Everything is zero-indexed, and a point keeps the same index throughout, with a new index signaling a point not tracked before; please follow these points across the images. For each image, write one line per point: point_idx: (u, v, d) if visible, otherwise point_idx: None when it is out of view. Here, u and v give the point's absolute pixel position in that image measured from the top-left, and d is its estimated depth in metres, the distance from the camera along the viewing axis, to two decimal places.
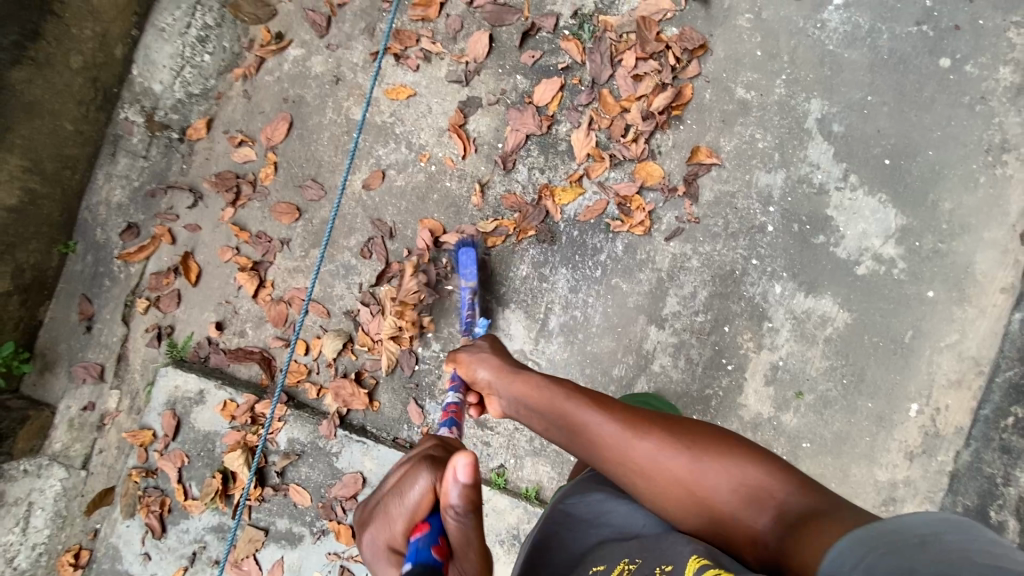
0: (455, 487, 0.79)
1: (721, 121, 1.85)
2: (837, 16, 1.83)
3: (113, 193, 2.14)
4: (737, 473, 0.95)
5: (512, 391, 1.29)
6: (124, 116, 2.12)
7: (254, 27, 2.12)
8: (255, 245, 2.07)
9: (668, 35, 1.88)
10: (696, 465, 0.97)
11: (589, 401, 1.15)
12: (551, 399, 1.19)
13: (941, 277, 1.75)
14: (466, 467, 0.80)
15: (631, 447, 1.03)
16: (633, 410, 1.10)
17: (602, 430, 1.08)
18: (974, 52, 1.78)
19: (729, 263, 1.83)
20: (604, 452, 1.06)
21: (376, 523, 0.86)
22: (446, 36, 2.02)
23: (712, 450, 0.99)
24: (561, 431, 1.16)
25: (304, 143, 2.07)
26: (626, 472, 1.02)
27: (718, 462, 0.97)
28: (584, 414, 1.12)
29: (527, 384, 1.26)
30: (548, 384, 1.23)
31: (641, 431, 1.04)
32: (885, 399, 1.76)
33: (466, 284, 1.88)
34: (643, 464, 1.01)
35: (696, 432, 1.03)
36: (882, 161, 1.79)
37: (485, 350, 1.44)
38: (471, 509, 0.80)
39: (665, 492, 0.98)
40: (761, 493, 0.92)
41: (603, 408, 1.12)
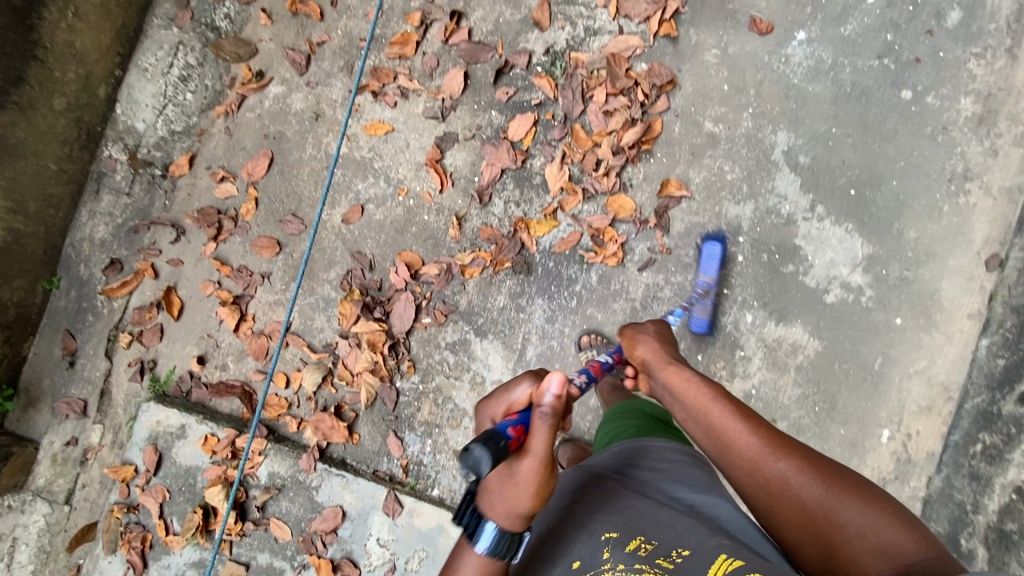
0: (545, 392, 0.94)
1: (691, 154, 1.90)
2: (801, 50, 1.88)
3: (97, 229, 2.17)
4: (873, 523, 0.95)
5: (661, 374, 1.29)
6: (108, 154, 2.16)
7: (236, 65, 2.16)
8: (237, 279, 2.10)
9: (637, 71, 1.94)
10: (833, 501, 0.99)
11: (734, 405, 1.15)
12: (695, 393, 1.19)
13: (908, 304, 1.79)
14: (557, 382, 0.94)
15: (766, 464, 1.06)
16: (777, 430, 1.11)
17: (740, 438, 1.10)
18: (935, 83, 1.83)
19: (701, 292, 1.86)
20: (738, 458, 1.09)
21: (487, 404, 1.14)
22: (423, 73, 2.06)
23: (853, 493, 0.99)
24: (697, 425, 1.17)
25: (284, 179, 2.11)
26: (755, 484, 1.06)
27: (853, 504, 0.98)
28: (722, 416, 1.13)
29: (678, 373, 1.25)
30: (699, 380, 1.21)
31: (782, 454, 1.06)
32: (857, 425, 1.78)
33: (706, 278, 1.83)
34: (773, 480, 1.04)
35: (838, 471, 1.03)
36: (848, 191, 1.83)
37: (651, 333, 1.42)
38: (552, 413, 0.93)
39: (785, 512, 1.03)
40: (893, 552, 0.92)
41: (746, 417, 1.12)
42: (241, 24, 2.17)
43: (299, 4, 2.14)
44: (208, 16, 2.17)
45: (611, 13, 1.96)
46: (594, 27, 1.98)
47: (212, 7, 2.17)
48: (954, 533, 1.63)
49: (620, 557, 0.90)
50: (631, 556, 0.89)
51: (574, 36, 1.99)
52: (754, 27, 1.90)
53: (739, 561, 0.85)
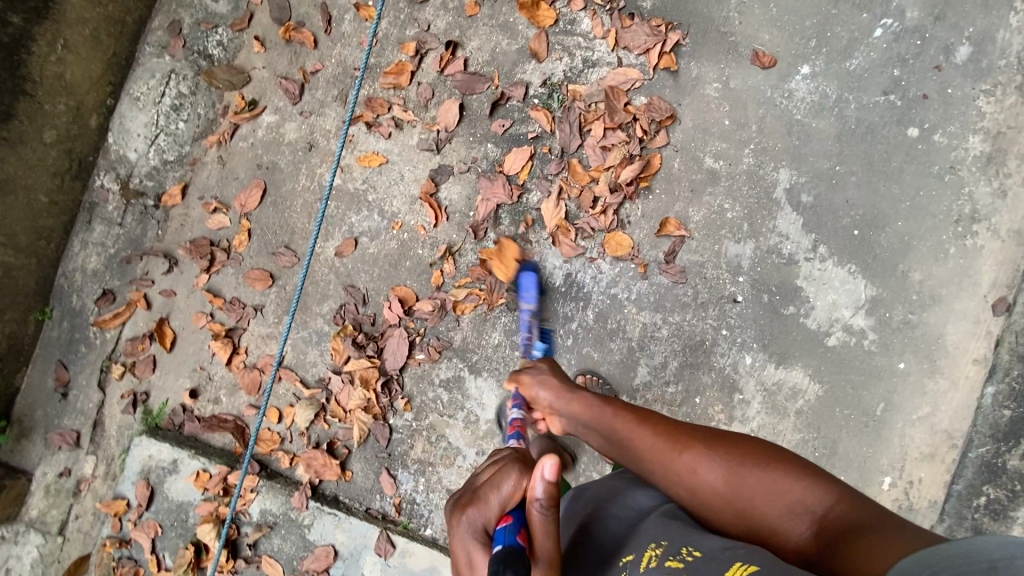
0: (539, 483, 0.86)
1: (690, 191, 1.86)
2: (804, 85, 1.84)
3: (89, 260, 2.15)
4: (778, 486, 0.97)
5: (565, 407, 1.31)
6: (101, 184, 2.14)
7: (228, 93, 2.13)
8: (229, 311, 2.08)
9: (636, 104, 1.90)
10: (741, 478, 1.00)
11: (631, 411, 1.18)
12: (598, 412, 1.23)
13: (912, 348, 1.74)
14: (552, 467, 0.86)
15: (673, 459, 1.06)
16: (676, 424, 1.12)
17: (644, 444, 1.11)
18: (943, 120, 1.77)
19: (699, 333, 1.82)
20: (649, 466, 1.09)
21: (470, 506, 0.95)
22: (418, 104, 2.03)
23: (755, 461, 1.01)
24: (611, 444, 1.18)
25: (277, 211, 2.08)
26: (672, 481, 1.05)
27: (759, 472, 0.99)
28: (625, 426, 1.15)
29: (577, 400, 1.29)
30: (597, 398, 1.26)
31: (683, 444, 1.07)
32: (857, 472, 1.75)
33: (526, 307, 1.87)
34: (685, 475, 1.04)
35: (738, 444, 1.05)
36: (851, 231, 1.78)
37: (546, 369, 1.42)
38: (552, 504, 0.87)
39: (706, 501, 1.01)
40: (803, 505, 0.94)
41: (644, 420, 1.15)
42: (234, 51, 2.13)
43: (293, 32, 2.10)
44: (201, 44, 2.14)
45: (609, 45, 1.92)
46: (592, 58, 1.94)
47: (205, 34, 2.14)
48: None
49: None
50: (649, 572, 0.86)
51: (572, 68, 1.95)
52: (757, 61, 1.85)
53: (752, 564, 0.77)
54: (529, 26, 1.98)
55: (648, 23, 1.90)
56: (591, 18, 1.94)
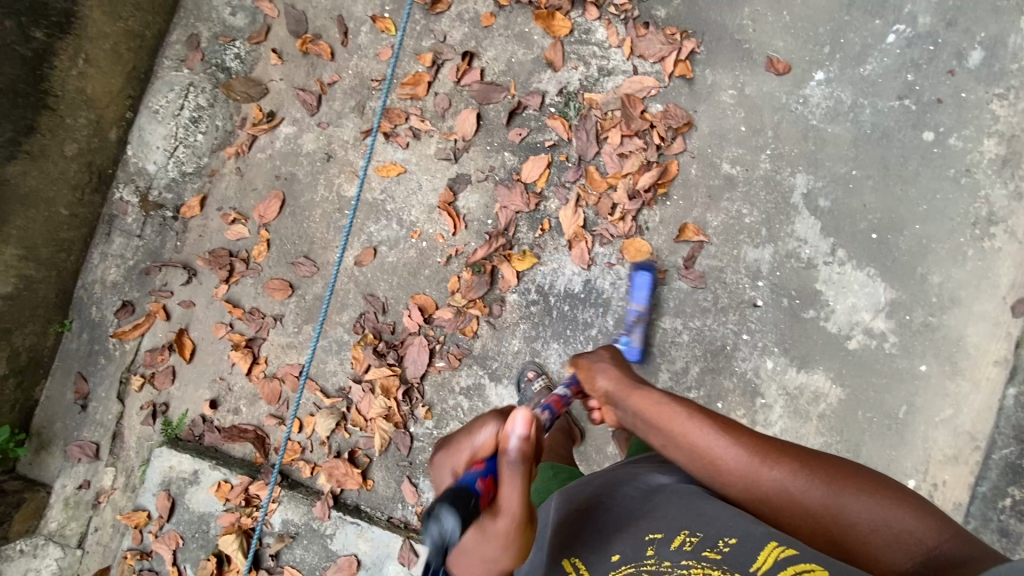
0: (511, 436, 0.90)
1: (708, 197, 1.87)
2: (819, 91, 1.86)
3: (109, 271, 2.16)
4: (881, 513, 0.91)
5: (631, 402, 1.24)
6: (120, 196, 2.16)
7: (246, 105, 2.15)
8: (248, 322, 2.08)
9: (652, 112, 1.92)
10: (836, 500, 0.94)
11: (709, 417, 1.10)
12: (669, 416, 1.14)
13: (933, 350, 1.75)
14: (524, 420, 0.91)
15: (761, 475, 0.99)
16: (761, 436, 1.04)
17: (725, 454, 1.02)
18: (958, 124, 1.79)
19: (720, 338, 1.83)
20: (730, 480, 1.01)
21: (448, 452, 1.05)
22: (435, 114, 2.05)
23: (850, 484, 0.95)
24: (679, 452, 1.08)
25: (296, 221, 2.09)
26: (755, 497, 0.99)
27: (853, 495, 0.93)
28: (702, 434, 1.06)
29: (646, 398, 1.21)
30: (668, 401, 1.16)
31: (771, 459, 0.99)
32: (881, 475, 1.75)
33: (636, 307, 1.83)
34: (774, 491, 0.97)
35: (829, 463, 0.99)
36: (869, 235, 1.80)
37: (606, 359, 1.42)
38: (521, 457, 0.90)
39: (793, 521, 0.96)
40: (909, 537, 0.88)
41: (726, 429, 1.06)
42: (251, 64, 2.16)
43: (310, 44, 2.12)
44: (219, 57, 2.16)
45: (625, 53, 1.94)
46: (608, 67, 1.96)
47: (222, 47, 2.16)
48: None
49: (665, 553, 0.85)
50: (679, 552, 0.84)
51: (587, 76, 1.97)
52: (772, 68, 1.87)
53: (790, 548, 0.81)
54: (544, 35, 2.00)
55: (663, 32, 1.92)
56: (606, 27, 1.96)
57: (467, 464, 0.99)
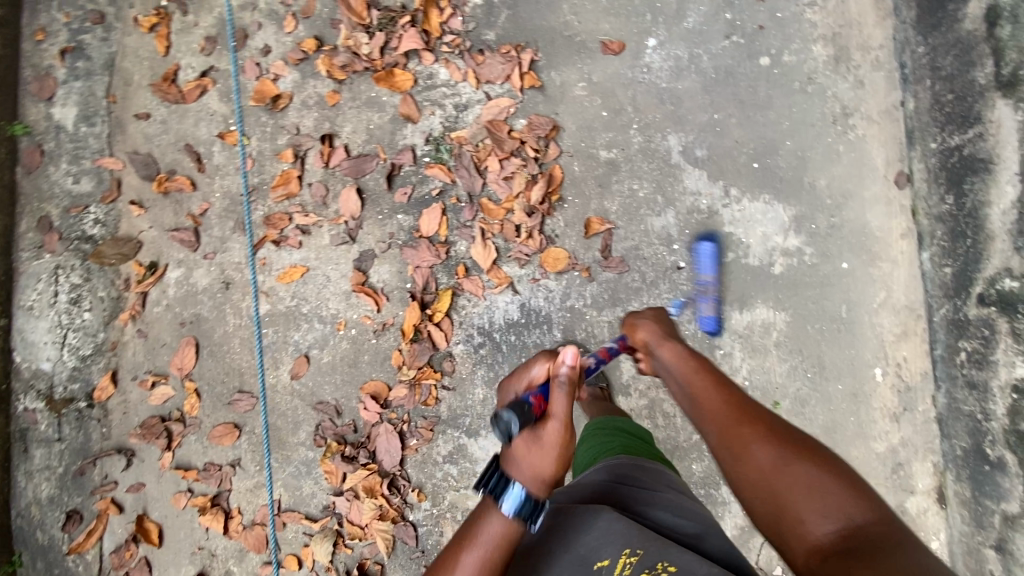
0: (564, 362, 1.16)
1: (598, 186, 1.91)
2: (657, 55, 1.94)
3: (40, 488, 1.99)
4: (824, 482, 0.94)
5: (660, 353, 1.39)
6: (24, 407, 2.00)
7: (124, 265, 2.03)
8: (207, 479, 1.96)
9: (518, 128, 1.96)
10: (789, 463, 0.99)
11: (718, 380, 1.24)
12: (686, 372, 1.29)
13: (847, 246, 1.84)
14: (572, 354, 1.17)
15: (737, 425, 1.10)
16: (757, 405, 1.15)
17: (715, 405, 1.17)
18: (785, 41, 1.92)
19: (661, 310, 1.86)
20: (712, 423, 1.14)
21: (501, 389, 1.38)
22: (316, 204, 2.01)
23: (812, 457, 0.99)
24: (686, 398, 1.25)
25: (218, 359, 1.99)
26: (724, 445, 1.09)
27: (810, 467, 0.97)
28: (708, 387, 1.22)
29: (673, 353, 1.36)
30: (689, 360, 1.31)
31: (751, 421, 1.09)
32: (850, 375, 1.81)
33: (706, 277, 1.83)
34: (740, 442, 1.07)
35: (802, 439, 1.04)
36: (752, 166, 1.88)
37: (650, 314, 1.53)
38: (568, 383, 1.13)
39: (744, 475, 1.03)
40: (840, 508, 0.90)
41: (728, 390, 1.20)
42: (114, 223, 2.05)
43: (167, 182, 2.05)
44: (77, 228, 2.04)
45: (472, 84, 1.98)
46: (462, 102, 1.99)
47: (77, 218, 2.04)
48: (977, 445, 1.65)
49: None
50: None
51: (447, 117, 1.99)
52: (607, 50, 1.95)
53: None
54: (392, 94, 2.01)
55: (499, 52, 1.97)
56: (446, 66, 1.99)
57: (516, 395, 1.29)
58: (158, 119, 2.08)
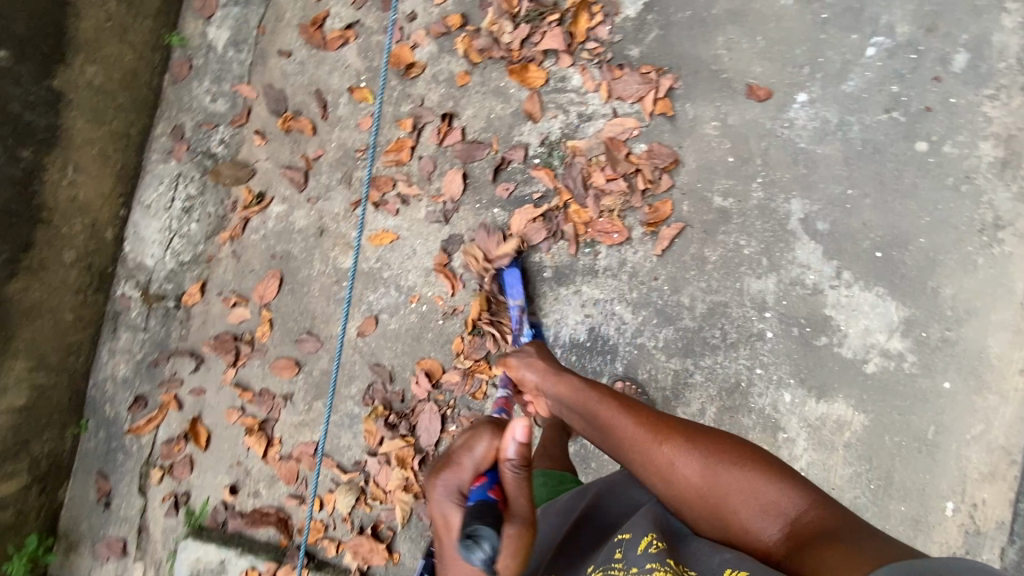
0: (513, 444, 0.94)
1: (703, 232, 1.84)
2: (804, 113, 1.83)
3: (118, 367, 2.17)
4: (752, 484, 0.98)
5: (555, 390, 1.34)
6: (121, 292, 2.17)
7: (236, 188, 2.16)
8: (260, 404, 2.09)
9: (637, 153, 1.90)
10: (715, 472, 1.00)
11: (619, 402, 1.19)
12: (585, 400, 1.24)
13: (954, 366, 1.70)
14: (523, 428, 0.95)
15: (652, 447, 1.07)
16: (659, 416, 1.13)
17: (626, 429, 1.13)
18: (951, 131, 1.75)
19: (734, 375, 1.78)
20: (629, 451, 1.10)
21: (439, 472, 1.00)
22: (421, 177, 2.05)
23: (730, 461, 1.01)
24: (594, 427, 1.20)
25: (296, 297, 2.10)
26: (648, 471, 1.05)
27: (735, 471, 0.99)
28: (610, 413, 1.17)
29: (567, 385, 1.31)
30: (584, 389, 1.26)
31: (665, 437, 1.07)
32: (917, 500, 1.69)
33: (514, 302, 1.91)
34: (664, 465, 1.04)
35: (715, 441, 1.06)
36: (873, 254, 1.75)
37: (533, 355, 1.47)
38: (526, 464, 0.94)
39: (678, 493, 1.01)
40: (775, 506, 0.95)
41: (630, 409, 1.16)
42: (236, 147, 2.17)
43: (291, 121, 2.14)
44: (204, 144, 2.18)
45: (602, 97, 1.93)
46: (587, 112, 1.95)
47: (206, 134, 2.18)
48: None
49: (633, 557, 0.87)
50: (644, 555, 0.86)
51: (568, 123, 1.96)
52: (752, 94, 1.85)
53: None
54: (521, 88, 2.00)
55: (638, 72, 1.91)
56: (581, 72, 1.95)
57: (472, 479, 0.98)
58: (299, 60, 2.17)
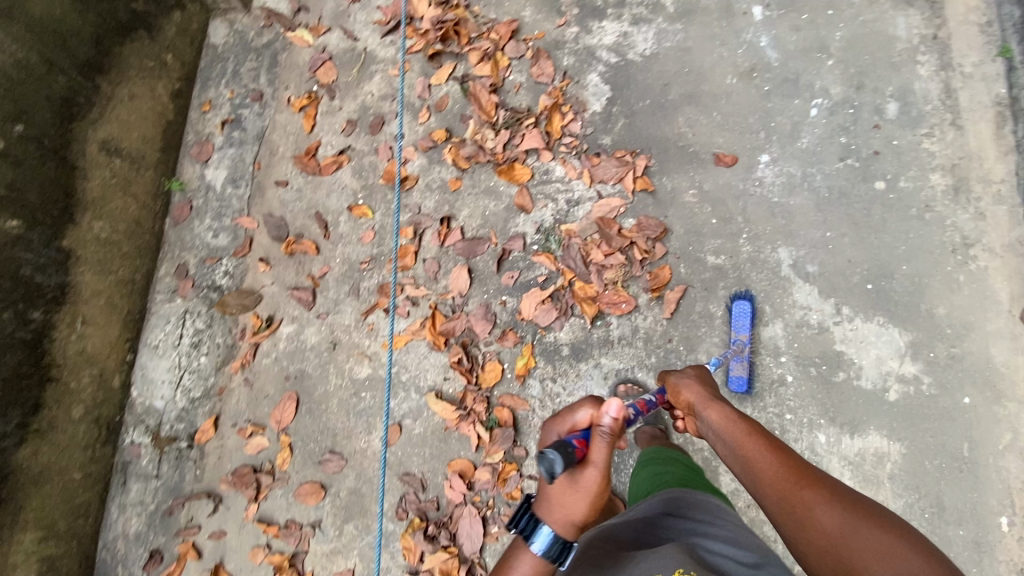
0: (608, 415, 1.12)
1: (705, 289, 1.94)
2: (770, 171, 2.01)
3: (130, 522, 2.05)
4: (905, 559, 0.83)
5: (705, 417, 1.32)
6: (130, 440, 2.10)
7: (243, 315, 2.18)
8: (286, 537, 1.98)
9: (627, 227, 2.03)
10: (858, 532, 0.89)
11: (771, 441, 1.13)
12: (737, 430, 1.20)
13: (969, 381, 1.76)
14: (617, 407, 1.13)
15: (797, 491, 1.00)
16: (814, 466, 1.04)
17: (770, 466, 1.07)
18: (901, 168, 1.95)
19: (766, 424, 1.81)
20: (767, 485, 1.06)
21: (552, 421, 1.26)
22: (428, 278, 2.12)
23: (889, 530, 0.88)
24: (734, 457, 1.17)
25: (315, 417, 2.06)
26: (783, 509, 1.00)
27: (889, 540, 0.86)
28: (757, 447, 1.13)
29: (720, 414, 1.28)
30: (738, 420, 1.23)
31: (809, 484, 1.00)
32: (974, 522, 1.68)
33: (740, 337, 1.85)
34: (800, 507, 0.98)
35: (877, 511, 0.92)
36: (865, 286, 1.87)
37: (690, 375, 1.46)
38: (613, 434, 1.12)
39: (808, 539, 0.94)
40: None
41: (779, 450, 1.10)
42: (241, 276, 2.22)
43: (294, 245, 2.22)
44: (209, 278, 2.22)
45: (586, 182, 2.09)
46: (575, 197, 2.09)
47: (210, 268, 2.23)
48: None
49: None
50: None
51: (558, 210, 2.10)
52: (720, 162, 2.04)
53: None
54: (510, 185, 2.15)
55: (614, 156, 2.10)
56: (563, 164, 2.13)
57: (568, 431, 1.20)
58: (295, 187, 2.29)
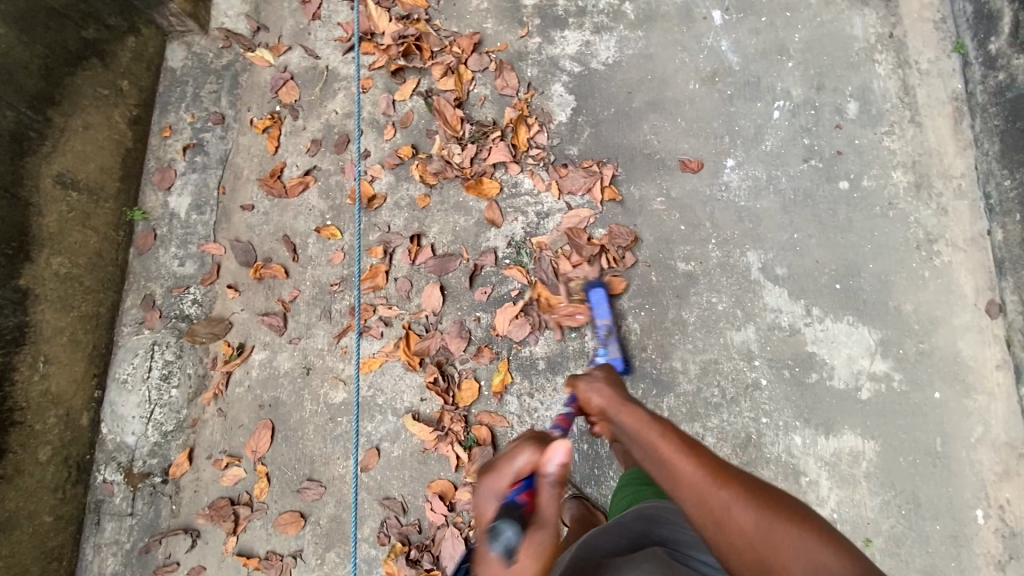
0: (552, 461, 0.98)
1: (677, 297, 1.94)
2: (735, 175, 2.02)
3: (105, 562, 2.00)
4: (812, 547, 0.85)
5: (620, 420, 1.30)
6: (102, 478, 2.05)
7: (214, 344, 2.14)
8: (267, 568, 1.94)
9: (598, 237, 2.03)
10: (769, 526, 0.90)
11: (683, 439, 1.12)
12: (648, 432, 1.18)
13: (938, 375, 1.78)
14: (562, 451, 0.99)
15: (712, 491, 0.98)
16: (719, 459, 1.05)
17: (685, 467, 1.04)
18: (864, 167, 1.97)
19: (743, 429, 1.82)
20: (682, 488, 1.02)
21: (485, 476, 1.05)
22: (400, 298, 2.10)
23: (792, 520, 0.90)
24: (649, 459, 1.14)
25: (291, 444, 2.03)
26: (698, 510, 0.98)
27: (798, 532, 0.87)
28: (670, 447, 1.11)
29: (633, 416, 1.28)
30: (649, 421, 1.22)
31: (721, 481, 0.99)
32: (950, 516, 1.70)
33: (602, 322, 1.92)
34: (715, 506, 0.96)
35: (784, 502, 0.94)
36: (833, 287, 1.88)
37: (600, 379, 1.48)
38: (561, 483, 0.98)
39: (726, 539, 0.93)
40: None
41: (692, 449, 1.08)
42: (210, 304, 2.18)
43: (263, 269, 2.18)
44: (177, 307, 2.17)
45: (554, 194, 2.08)
46: (544, 209, 2.09)
47: (177, 297, 2.18)
48: None
49: None
50: None
51: (528, 223, 2.09)
52: (686, 168, 2.04)
53: None
54: (478, 199, 2.14)
55: (582, 166, 2.09)
56: (531, 176, 2.12)
57: (507, 485, 1.00)
58: (262, 211, 2.25)
